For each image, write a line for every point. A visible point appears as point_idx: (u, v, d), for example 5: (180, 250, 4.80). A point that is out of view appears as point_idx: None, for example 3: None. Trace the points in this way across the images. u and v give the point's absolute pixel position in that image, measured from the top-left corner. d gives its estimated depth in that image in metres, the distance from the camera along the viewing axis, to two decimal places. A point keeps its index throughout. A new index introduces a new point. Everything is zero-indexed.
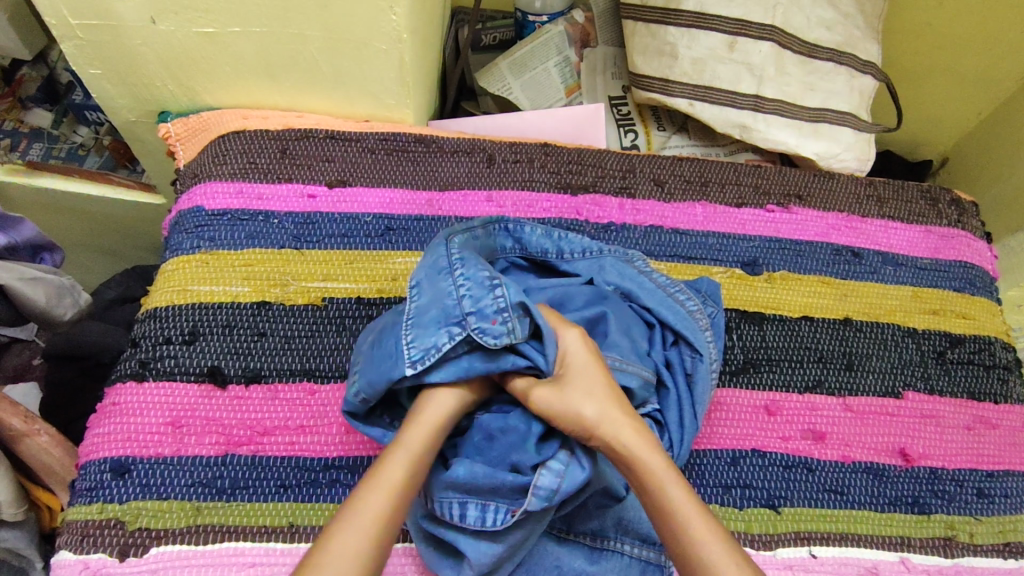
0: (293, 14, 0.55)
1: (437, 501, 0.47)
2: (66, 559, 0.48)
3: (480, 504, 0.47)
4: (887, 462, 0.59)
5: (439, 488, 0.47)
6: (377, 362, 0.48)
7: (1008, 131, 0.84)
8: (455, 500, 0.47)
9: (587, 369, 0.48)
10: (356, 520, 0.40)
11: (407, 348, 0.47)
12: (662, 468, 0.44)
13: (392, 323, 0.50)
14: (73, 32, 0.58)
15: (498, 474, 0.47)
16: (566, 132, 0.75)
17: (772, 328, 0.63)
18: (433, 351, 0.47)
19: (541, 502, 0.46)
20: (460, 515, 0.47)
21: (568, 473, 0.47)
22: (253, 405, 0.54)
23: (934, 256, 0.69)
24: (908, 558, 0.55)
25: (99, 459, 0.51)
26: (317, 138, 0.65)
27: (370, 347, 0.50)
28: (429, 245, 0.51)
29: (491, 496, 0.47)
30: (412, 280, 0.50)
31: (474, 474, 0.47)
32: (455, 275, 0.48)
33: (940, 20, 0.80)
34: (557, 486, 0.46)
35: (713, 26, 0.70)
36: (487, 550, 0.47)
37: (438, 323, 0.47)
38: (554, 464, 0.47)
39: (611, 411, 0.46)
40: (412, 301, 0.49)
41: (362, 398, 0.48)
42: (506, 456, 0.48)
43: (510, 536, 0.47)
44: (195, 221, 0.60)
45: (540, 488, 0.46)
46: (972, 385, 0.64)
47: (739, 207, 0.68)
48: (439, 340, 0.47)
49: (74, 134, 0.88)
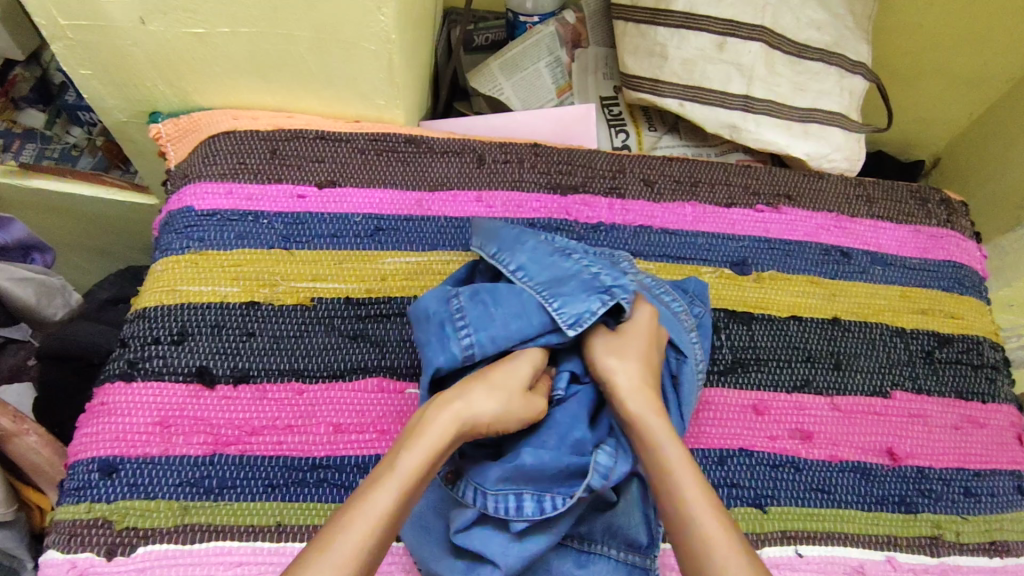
0: (282, 15, 0.55)
1: (491, 494, 0.47)
2: (53, 558, 0.48)
3: (536, 496, 0.47)
4: (874, 461, 0.59)
5: (492, 481, 0.47)
6: (503, 317, 0.50)
7: (998, 131, 0.85)
8: (510, 493, 0.47)
9: (642, 334, 0.50)
10: (342, 559, 0.37)
11: (560, 313, 0.50)
12: (661, 428, 0.46)
13: (510, 289, 0.51)
14: (63, 33, 0.58)
15: (564, 459, 0.47)
16: (554, 132, 0.75)
17: (761, 327, 0.63)
18: (588, 314, 0.50)
19: (598, 483, 0.47)
20: (517, 509, 0.46)
21: (620, 463, 0.48)
22: (241, 407, 0.54)
23: (923, 256, 0.69)
24: (893, 557, 0.56)
25: (87, 458, 0.51)
26: (306, 138, 0.65)
27: (472, 308, 0.50)
28: (512, 234, 0.55)
29: (547, 487, 0.47)
30: (515, 261, 0.53)
31: (542, 461, 0.47)
32: (574, 257, 0.54)
33: (931, 20, 0.80)
34: (613, 468, 0.48)
35: (702, 26, 0.71)
36: (525, 556, 0.46)
37: (587, 292, 0.51)
38: (609, 445, 0.49)
39: (637, 373, 0.48)
40: (529, 280, 0.52)
41: (468, 353, 0.49)
42: (565, 438, 0.48)
43: (555, 527, 0.47)
44: (184, 221, 0.61)
45: (599, 470, 0.47)
46: (959, 385, 0.64)
47: (729, 207, 0.68)
48: (591, 306, 0.50)
49: (68, 134, 0.88)
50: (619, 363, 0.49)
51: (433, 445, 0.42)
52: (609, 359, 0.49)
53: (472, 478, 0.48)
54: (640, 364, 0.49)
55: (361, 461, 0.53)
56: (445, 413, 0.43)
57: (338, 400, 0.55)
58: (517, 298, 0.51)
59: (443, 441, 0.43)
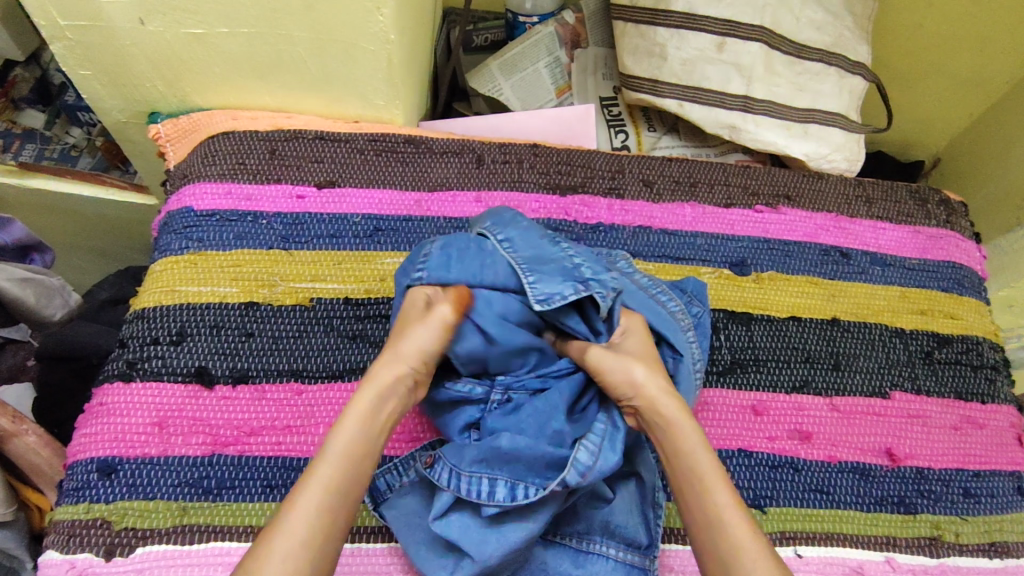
0: (281, 16, 0.55)
1: (464, 477, 0.47)
2: (52, 559, 0.48)
3: (510, 483, 0.47)
4: (873, 462, 0.59)
5: (467, 462, 0.47)
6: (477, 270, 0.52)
7: (998, 132, 0.85)
8: (485, 478, 0.47)
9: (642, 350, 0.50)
10: (292, 528, 0.39)
11: (530, 288, 0.50)
12: (693, 435, 0.45)
13: (480, 248, 0.52)
14: (63, 33, 0.58)
15: (541, 446, 0.47)
16: (554, 132, 0.75)
17: (760, 328, 0.63)
18: (560, 297, 0.50)
19: (572, 481, 0.46)
20: (488, 493, 0.47)
21: (600, 460, 0.47)
22: (238, 406, 0.54)
23: (922, 256, 0.69)
24: (893, 558, 0.56)
25: (86, 459, 0.51)
26: (306, 138, 0.65)
27: (443, 259, 0.51)
28: (509, 214, 0.56)
29: (522, 475, 0.47)
30: (503, 233, 0.54)
31: (517, 445, 0.47)
32: (564, 247, 0.54)
33: (931, 20, 0.80)
34: (591, 465, 0.46)
35: (701, 26, 0.71)
36: (496, 549, 0.46)
37: (564, 277, 0.51)
38: (590, 443, 0.47)
39: (662, 381, 0.47)
40: (512, 252, 0.52)
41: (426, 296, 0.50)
42: (542, 427, 0.48)
43: (529, 518, 0.47)
44: (183, 221, 0.61)
45: (576, 467, 0.46)
46: (959, 385, 0.64)
47: (728, 208, 0.68)
48: (564, 291, 0.50)
49: (68, 135, 0.88)
50: (645, 370, 0.47)
51: (368, 411, 0.44)
52: (633, 366, 0.48)
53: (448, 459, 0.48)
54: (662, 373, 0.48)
55: None
56: (381, 371, 0.46)
57: (337, 401, 0.55)
58: (492, 257, 0.52)
59: (375, 408, 0.44)
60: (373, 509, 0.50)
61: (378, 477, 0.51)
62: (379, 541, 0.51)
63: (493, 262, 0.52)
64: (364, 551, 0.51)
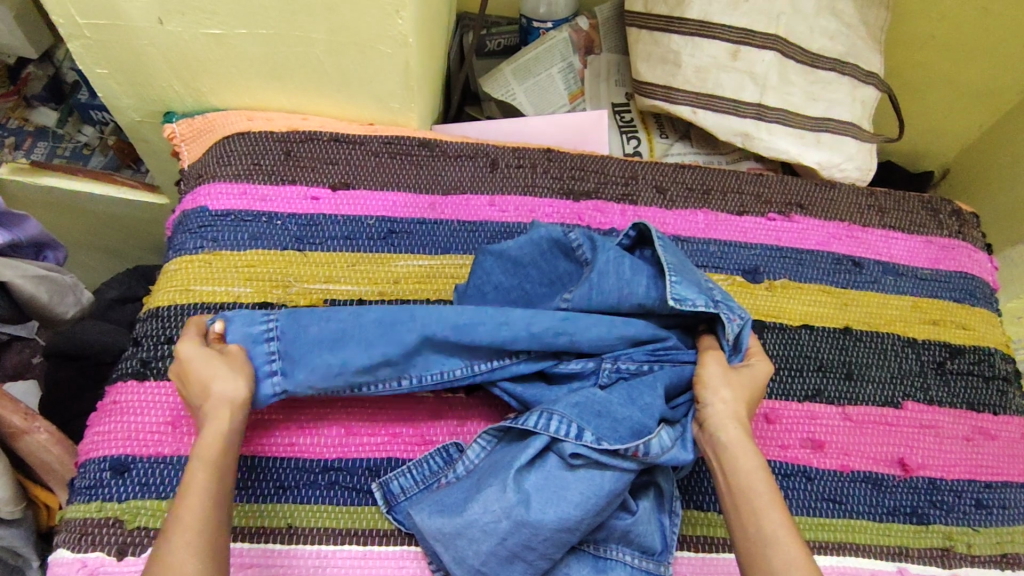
0: (301, 17, 0.55)
1: (557, 416, 0.49)
2: (64, 557, 0.48)
3: (596, 433, 0.47)
4: (886, 472, 0.59)
5: (562, 405, 0.49)
6: (600, 293, 0.53)
7: (1009, 144, 0.85)
8: (573, 423, 0.48)
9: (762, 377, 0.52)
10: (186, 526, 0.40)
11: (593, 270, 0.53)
12: (739, 437, 0.47)
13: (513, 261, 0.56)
14: (80, 31, 0.58)
15: (633, 408, 0.49)
16: (568, 137, 0.76)
17: (772, 337, 0.63)
18: (687, 302, 0.51)
19: (654, 451, 0.47)
20: (574, 435, 0.47)
21: (675, 448, 0.49)
22: (306, 408, 0.54)
23: (934, 266, 0.69)
24: (905, 568, 0.56)
25: (98, 457, 0.51)
26: (321, 140, 0.65)
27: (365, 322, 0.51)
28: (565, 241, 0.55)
29: (607, 433, 0.48)
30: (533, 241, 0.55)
31: (611, 399, 0.50)
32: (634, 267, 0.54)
33: (943, 31, 0.81)
34: (668, 448, 0.48)
35: (716, 34, 0.71)
36: (552, 514, 0.46)
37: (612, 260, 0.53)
38: (672, 430, 0.49)
39: (741, 409, 0.48)
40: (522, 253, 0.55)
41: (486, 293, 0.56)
42: (634, 397, 0.50)
43: (595, 475, 0.47)
44: (198, 221, 0.61)
45: (658, 441, 0.48)
46: (971, 396, 0.64)
47: (741, 216, 0.68)
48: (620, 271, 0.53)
49: (80, 133, 0.88)
50: (726, 393, 0.49)
51: (226, 425, 0.45)
52: (721, 387, 0.49)
53: (544, 408, 0.50)
54: (746, 402, 0.49)
55: (373, 464, 0.53)
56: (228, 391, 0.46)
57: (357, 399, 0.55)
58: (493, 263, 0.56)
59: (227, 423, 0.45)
60: (388, 512, 0.51)
61: (392, 479, 0.52)
62: (395, 544, 0.51)
63: (636, 280, 0.52)
64: (377, 554, 0.50)
